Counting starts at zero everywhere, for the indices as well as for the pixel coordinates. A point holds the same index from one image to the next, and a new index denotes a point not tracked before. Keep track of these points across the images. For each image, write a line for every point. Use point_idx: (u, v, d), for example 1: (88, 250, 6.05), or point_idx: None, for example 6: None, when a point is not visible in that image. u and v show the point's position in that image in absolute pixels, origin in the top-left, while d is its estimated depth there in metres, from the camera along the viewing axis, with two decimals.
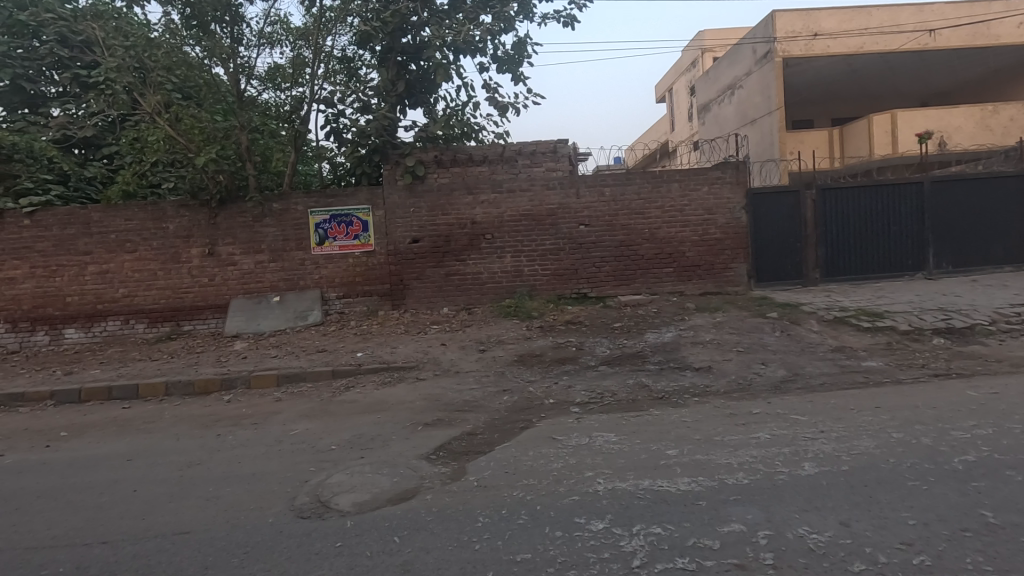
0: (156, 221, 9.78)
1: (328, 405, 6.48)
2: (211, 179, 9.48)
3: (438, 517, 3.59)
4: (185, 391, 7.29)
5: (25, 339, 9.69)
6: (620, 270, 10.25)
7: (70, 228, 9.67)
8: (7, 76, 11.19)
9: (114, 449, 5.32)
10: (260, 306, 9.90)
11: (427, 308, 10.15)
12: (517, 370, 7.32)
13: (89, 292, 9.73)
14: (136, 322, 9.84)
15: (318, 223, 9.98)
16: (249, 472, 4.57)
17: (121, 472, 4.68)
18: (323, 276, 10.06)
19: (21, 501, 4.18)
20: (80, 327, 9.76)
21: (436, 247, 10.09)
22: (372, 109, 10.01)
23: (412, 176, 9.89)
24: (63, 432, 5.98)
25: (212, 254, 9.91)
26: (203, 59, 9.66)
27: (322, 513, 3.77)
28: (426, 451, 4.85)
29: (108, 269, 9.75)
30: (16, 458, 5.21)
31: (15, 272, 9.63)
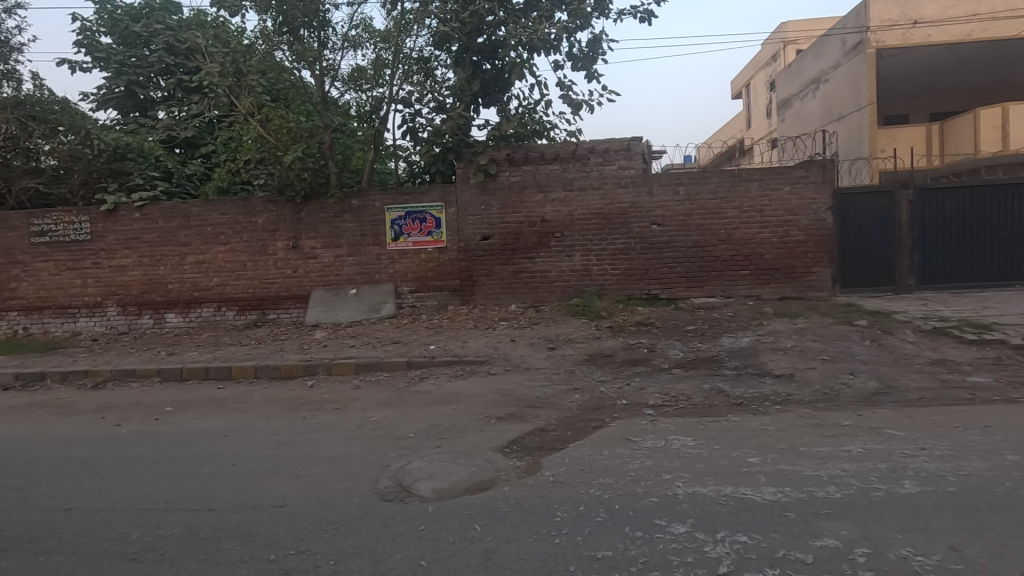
0: (247, 216, 10.47)
1: (403, 395, 6.71)
2: (297, 177, 10.04)
3: (515, 508, 3.65)
4: (273, 374, 7.76)
5: (132, 321, 10.63)
6: (693, 272, 9.97)
7: (172, 221, 10.51)
8: (122, 82, 12.36)
9: (213, 426, 5.76)
10: (338, 298, 10.40)
11: (494, 304, 10.28)
12: (588, 370, 7.28)
13: (188, 281, 10.56)
14: (227, 310, 10.58)
15: (394, 219, 10.35)
16: (333, 454, 4.81)
17: (220, 447, 5.05)
18: (397, 270, 10.41)
19: (136, 467, 4.60)
20: (179, 312, 10.61)
21: (505, 245, 10.19)
22: (447, 108, 10.24)
23: (484, 175, 10.05)
24: (168, 407, 6.54)
25: (296, 248, 10.49)
26: (292, 63, 10.08)
27: (404, 497, 3.91)
28: (500, 444, 4.93)
29: (204, 260, 10.53)
30: (131, 428, 5.75)
31: (126, 260, 10.57)
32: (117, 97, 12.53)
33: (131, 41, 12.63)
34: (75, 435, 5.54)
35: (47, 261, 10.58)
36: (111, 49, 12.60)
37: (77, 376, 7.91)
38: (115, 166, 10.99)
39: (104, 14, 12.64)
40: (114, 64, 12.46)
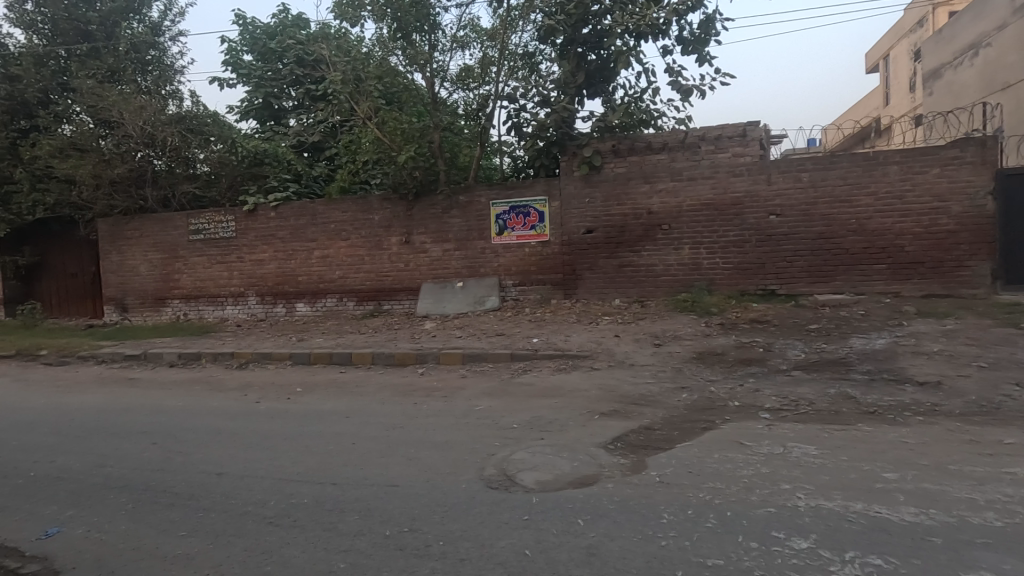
0: (365, 213, 11.23)
1: (507, 386, 6.86)
2: (410, 176, 10.59)
3: (620, 506, 3.59)
4: (387, 361, 8.29)
5: (269, 309, 11.85)
6: (817, 266, 9.14)
7: (301, 219, 11.55)
8: (261, 95, 13.81)
9: (336, 406, 6.30)
10: (446, 291, 10.85)
11: (598, 299, 10.15)
12: (696, 368, 6.96)
13: (314, 273, 11.56)
14: (348, 300, 11.44)
15: (499, 214, 10.57)
16: (441, 440, 5.04)
17: (341, 426, 5.52)
18: (501, 264, 10.63)
19: (274, 440, 5.14)
20: (307, 302, 11.65)
21: (609, 238, 10.01)
22: (552, 102, 10.25)
23: (588, 167, 9.93)
24: (298, 387, 7.24)
25: (408, 243, 11.08)
26: (405, 66, 10.58)
27: (508, 485, 4.01)
28: (604, 440, 4.87)
29: (328, 254, 11.46)
30: (269, 405, 6.45)
31: (263, 255, 11.79)
32: (256, 108, 13.92)
33: (267, 57, 14.03)
34: (226, 408, 6.32)
35: (201, 255, 12.08)
36: (251, 66, 14.09)
37: (225, 357, 8.98)
38: (254, 170, 12.50)
39: (245, 35, 14.16)
40: (254, 78, 13.92)
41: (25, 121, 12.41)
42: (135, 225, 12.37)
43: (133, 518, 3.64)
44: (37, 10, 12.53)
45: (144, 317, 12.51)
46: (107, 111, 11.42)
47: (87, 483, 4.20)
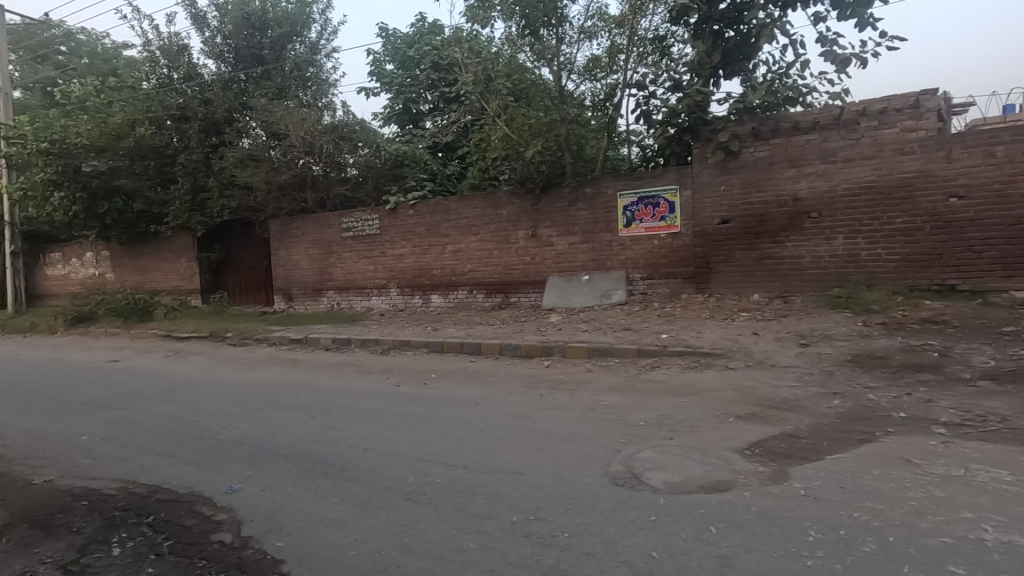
0: (494, 208, 11.61)
1: (634, 382, 6.69)
2: (537, 171, 10.72)
3: (758, 518, 3.33)
4: (514, 352, 8.52)
5: (408, 300, 12.77)
6: (1013, 257, 7.67)
7: (436, 216, 12.25)
8: (401, 100, 14.86)
9: (467, 393, 6.61)
10: (572, 284, 10.86)
11: (734, 293, 9.49)
12: (851, 373, 6.21)
13: (447, 267, 12.21)
14: (477, 292, 11.93)
15: (626, 205, 10.33)
16: (566, 432, 5.06)
17: (473, 413, 5.77)
18: (629, 257, 10.38)
19: (411, 422, 5.52)
20: (441, 294, 12.36)
21: (748, 228, 9.29)
22: (684, 86, 9.73)
23: (725, 152, 9.28)
24: (433, 373, 7.74)
25: (535, 237, 11.26)
26: (533, 62, 10.70)
27: (635, 484, 3.90)
28: (740, 444, 4.55)
29: (459, 248, 12.04)
30: (408, 388, 6.96)
31: (403, 250, 12.70)
32: (397, 113, 14.96)
33: (406, 65, 15.04)
34: (372, 390, 6.94)
35: (351, 251, 13.35)
36: (392, 74, 15.16)
37: (370, 343, 9.85)
38: (395, 172, 13.55)
39: (388, 46, 15.28)
40: (395, 86, 14.96)
41: (215, 137, 14.44)
42: (297, 225, 13.99)
43: (296, 482, 4.14)
44: (224, 41, 14.54)
45: (305, 306, 14.15)
46: (276, 125, 13.01)
47: (262, 449, 4.87)
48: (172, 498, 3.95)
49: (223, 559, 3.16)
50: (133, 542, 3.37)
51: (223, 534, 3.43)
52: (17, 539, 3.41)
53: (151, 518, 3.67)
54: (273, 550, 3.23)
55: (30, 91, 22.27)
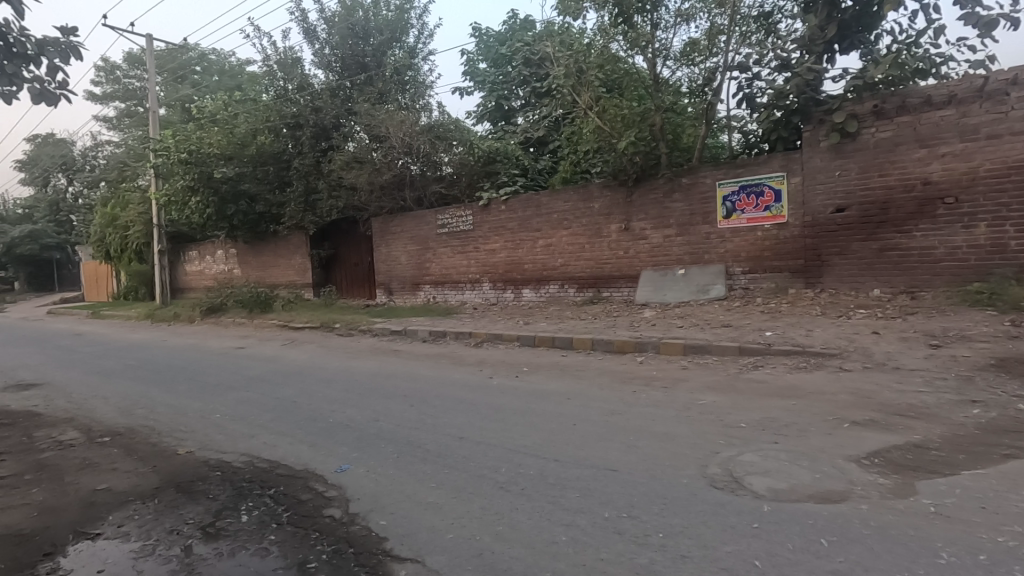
0: (586, 201, 11.51)
1: (734, 381, 6.36)
2: (630, 162, 10.45)
3: (878, 534, 3.03)
4: (606, 347, 8.40)
5: (500, 294, 13.00)
6: None
7: (528, 210, 12.36)
8: (493, 98, 15.12)
9: (559, 387, 6.62)
10: (667, 278, 10.50)
11: (850, 288, 8.69)
12: (995, 379, 5.47)
13: (539, 261, 12.27)
14: (569, 287, 11.90)
15: (726, 195, 9.80)
16: (660, 430, 4.92)
17: (565, 407, 5.78)
18: (729, 249, 9.85)
19: (504, 413, 5.64)
20: (533, 288, 12.46)
21: (868, 216, 8.46)
22: (793, 64, 9.04)
23: (840, 134, 8.51)
24: (525, 366, 7.84)
25: (627, 230, 11.01)
26: (626, 51, 10.43)
27: (735, 488, 3.71)
28: (857, 453, 4.17)
29: (551, 243, 12.05)
30: (500, 381, 7.11)
31: (495, 245, 12.94)
32: (489, 110, 15.24)
33: (499, 62, 15.25)
34: (466, 381, 7.16)
35: (446, 247, 13.81)
36: (485, 73, 15.45)
37: (464, 336, 10.16)
38: (487, 168, 13.80)
39: (481, 45, 15.58)
40: (488, 84, 15.24)
41: (324, 142, 15.48)
42: (397, 222, 14.71)
43: (398, 466, 4.38)
44: (331, 51, 15.56)
45: (404, 299, 14.87)
46: (378, 128, 13.74)
47: (367, 433, 5.20)
48: (289, 474, 4.33)
49: (334, 532, 3.42)
50: (258, 510, 3.74)
51: (334, 510, 3.71)
52: (166, 501, 3.90)
53: (272, 490, 4.05)
54: (377, 527, 3.44)
55: (172, 108, 25.21)
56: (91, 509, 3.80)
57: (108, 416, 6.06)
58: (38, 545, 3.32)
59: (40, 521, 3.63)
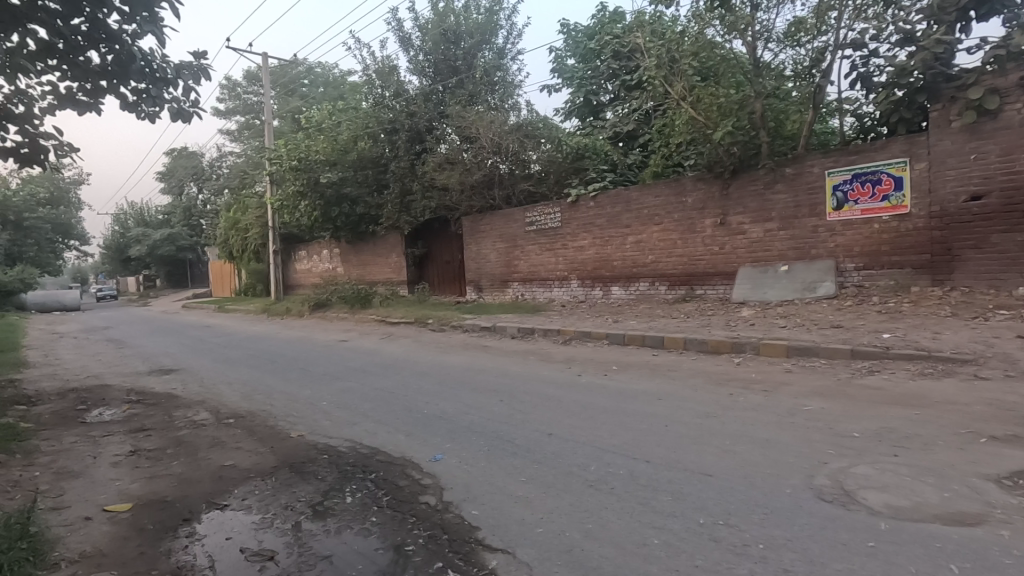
0: (679, 195, 11.10)
1: (845, 386, 5.86)
2: (727, 153, 9.91)
3: (1022, 565, 2.67)
4: (700, 347, 8.07)
5: (588, 292, 12.88)
6: None
7: (618, 206, 12.14)
8: (582, 93, 14.97)
9: (650, 387, 6.45)
10: (768, 275, 9.88)
11: (988, 286, 7.70)
12: None
13: (628, 258, 12.02)
14: (660, 284, 11.54)
15: (837, 185, 9.04)
16: (760, 436, 4.65)
17: (656, 407, 5.63)
18: (839, 244, 9.08)
19: (593, 411, 5.60)
20: (622, 285, 12.22)
21: (1011, 205, 7.43)
22: (918, 37, 8.16)
23: (976, 112, 7.56)
24: (614, 365, 7.72)
25: (724, 225, 10.48)
26: (723, 36, 9.89)
27: (847, 502, 3.43)
28: (996, 472, 3.69)
29: (641, 239, 11.76)
30: (589, 379, 7.06)
31: (583, 242, 12.83)
32: (578, 106, 15.13)
33: (587, 57, 15.07)
34: (555, 378, 7.19)
35: (534, 244, 13.89)
36: (574, 68, 15.32)
37: (553, 333, 10.19)
38: (576, 165, 13.84)
39: (570, 41, 15.46)
40: (577, 80, 15.14)
41: (418, 145, 16.12)
42: (487, 221, 15.00)
43: (489, 459, 4.49)
44: (425, 58, 16.18)
45: (493, 296, 15.16)
46: (469, 129, 14.09)
47: (460, 425, 5.37)
48: (388, 460, 4.58)
49: (429, 518, 3.57)
50: (360, 493, 4.00)
51: (429, 497, 3.87)
52: (281, 479, 4.27)
53: (373, 475, 4.31)
54: (470, 517, 3.55)
55: (284, 119, 27.44)
56: (220, 482, 4.25)
57: (232, 399, 6.74)
58: (179, 511, 3.77)
59: (180, 489, 4.12)
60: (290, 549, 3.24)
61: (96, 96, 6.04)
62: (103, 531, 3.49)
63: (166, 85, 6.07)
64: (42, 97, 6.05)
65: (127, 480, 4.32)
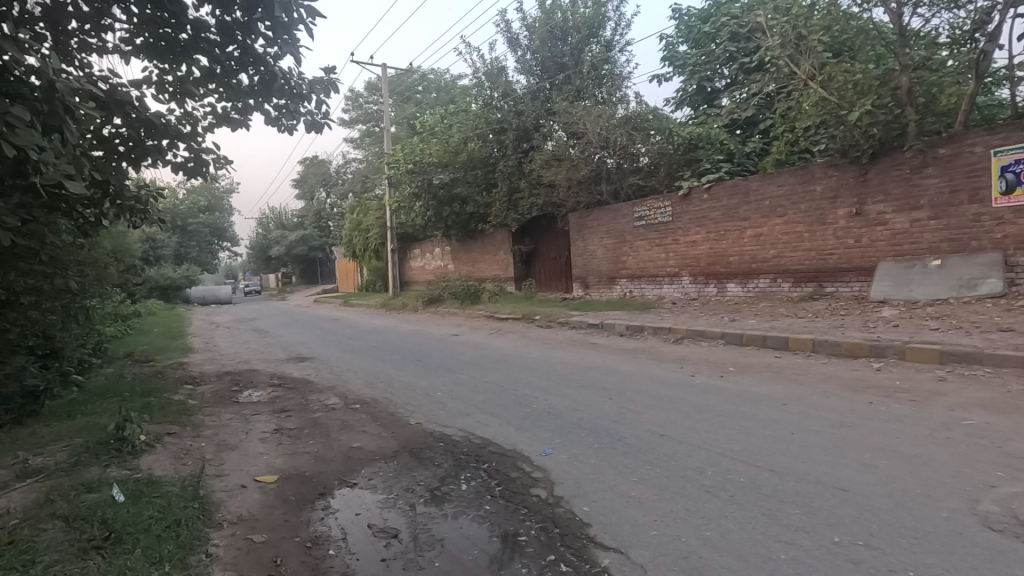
0: (806, 184, 10.20)
1: (1016, 400, 5.04)
2: (864, 135, 8.94)
3: None
4: (832, 350, 7.37)
5: (701, 289, 12.28)
6: None
7: (735, 198, 11.43)
8: (694, 81, 14.26)
9: (772, 391, 6.01)
10: (915, 271, 8.79)
11: None
12: None
13: (747, 253, 11.28)
14: (783, 281, 10.71)
15: (1006, 165, 7.79)
16: (907, 451, 4.14)
17: (780, 413, 5.23)
18: (1009, 234, 7.83)
19: (708, 413, 5.34)
20: (739, 282, 11.50)
21: None
22: None
23: None
24: (731, 366, 7.27)
25: (860, 215, 9.47)
26: (860, 5, 8.90)
27: (1021, 533, 2.95)
28: None
29: (761, 232, 10.97)
30: (703, 380, 6.73)
31: (696, 237, 12.25)
32: (690, 95, 14.46)
33: (701, 42, 14.31)
34: (667, 377, 6.95)
35: (644, 240, 13.49)
36: (686, 55, 14.58)
37: (663, 331, 9.84)
38: (689, 156, 13.13)
39: (682, 26, 14.78)
40: (689, 66, 14.40)
41: (525, 143, 16.29)
42: (594, 217, 14.80)
43: (599, 456, 4.45)
44: (532, 56, 16.34)
45: (600, 293, 14.95)
46: (576, 125, 13.96)
47: (569, 421, 5.38)
48: (500, 452, 4.71)
49: (541, 511, 3.61)
50: (474, 481, 4.15)
51: (540, 490, 3.92)
52: (402, 463, 4.55)
53: (486, 465, 4.45)
54: (581, 512, 3.54)
55: (401, 125, 29.15)
56: (349, 461, 4.63)
57: (359, 387, 7.30)
58: (316, 485, 4.16)
59: (316, 466, 4.54)
60: (412, 529, 3.44)
61: (246, 113, 6.84)
62: (254, 498, 3.95)
63: (302, 100, 6.69)
64: (205, 118, 6.97)
65: (273, 455, 4.84)
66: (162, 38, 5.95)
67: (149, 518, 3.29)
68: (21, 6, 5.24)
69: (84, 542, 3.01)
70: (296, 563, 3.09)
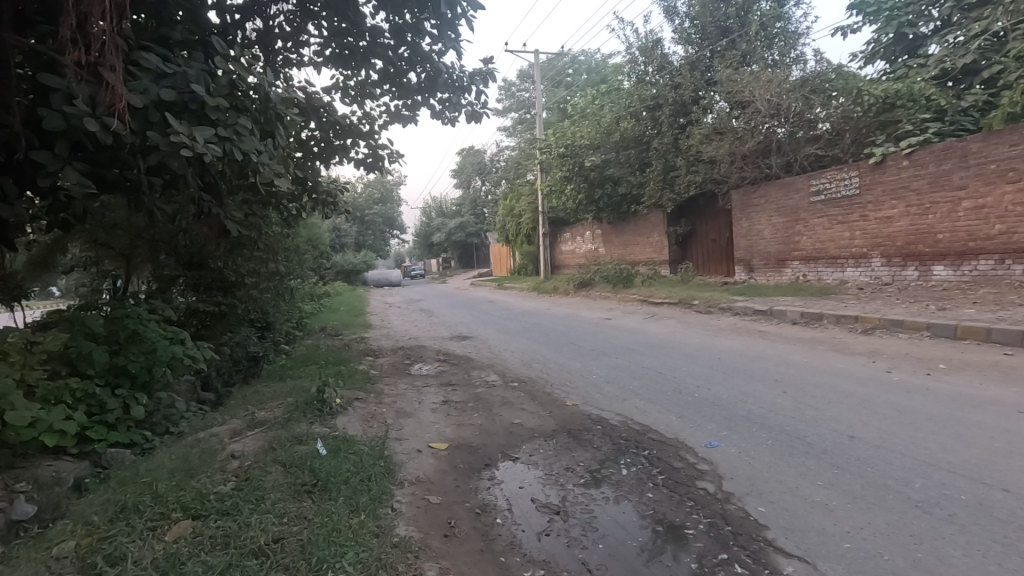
0: None
1: None
2: None
3: None
4: None
5: (898, 272, 10.58)
6: None
7: (947, 163, 9.57)
8: (891, 29, 12.16)
9: (1001, 395, 4.97)
10: None
11: None
12: None
13: (961, 229, 9.44)
14: (1014, 262, 8.82)
15: None
16: None
17: (1015, 422, 4.29)
18: None
19: (910, 417, 4.57)
20: (950, 264, 9.69)
21: None
22: None
23: None
24: (943, 364, 6.13)
25: None
26: None
27: None
28: None
29: (983, 204, 9.08)
30: (902, 377, 5.79)
31: (893, 211, 10.50)
32: (886, 46, 12.42)
33: None
34: (854, 372, 6.11)
35: (822, 216, 11.96)
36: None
37: (848, 320, 8.67)
38: (884, 118, 11.17)
39: None
40: (884, 12, 12.32)
41: (683, 118, 15.38)
42: (761, 193, 13.42)
43: (774, 454, 4.06)
44: (691, 24, 15.29)
45: (767, 277, 13.61)
46: (741, 93, 12.75)
47: (736, 413, 5.00)
48: (660, 440, 4.54)
49: (710, 505, 3.40)
50: (635, 467, 4.05)
51: (708, 484, 3.69)
52: (561, 443, 4.61)
53: (647, 452, 4.32)
54: (756, 513, 3.27)
55: (552, 111, 29.31)
56: (511, 436, 4.82)
57: (517, 367, 7.56)
58: (482, 456, 4.41)
59: (481, 438, 4.80)
60: (573, 508, 3.48)
61: (414, 109, 7.40)
62: (429, 462, 4.29)
63: (463, 91, 7.05)
64: (380, 117, 7.67)
65: (443, 425, 5.22)
66: (346, 47, 6.64)
67: (347, 471, 3.76)
68: (243, 32, 6.19)
69: (299, 486, 3.55)
70: (468, 527, 3.30)
